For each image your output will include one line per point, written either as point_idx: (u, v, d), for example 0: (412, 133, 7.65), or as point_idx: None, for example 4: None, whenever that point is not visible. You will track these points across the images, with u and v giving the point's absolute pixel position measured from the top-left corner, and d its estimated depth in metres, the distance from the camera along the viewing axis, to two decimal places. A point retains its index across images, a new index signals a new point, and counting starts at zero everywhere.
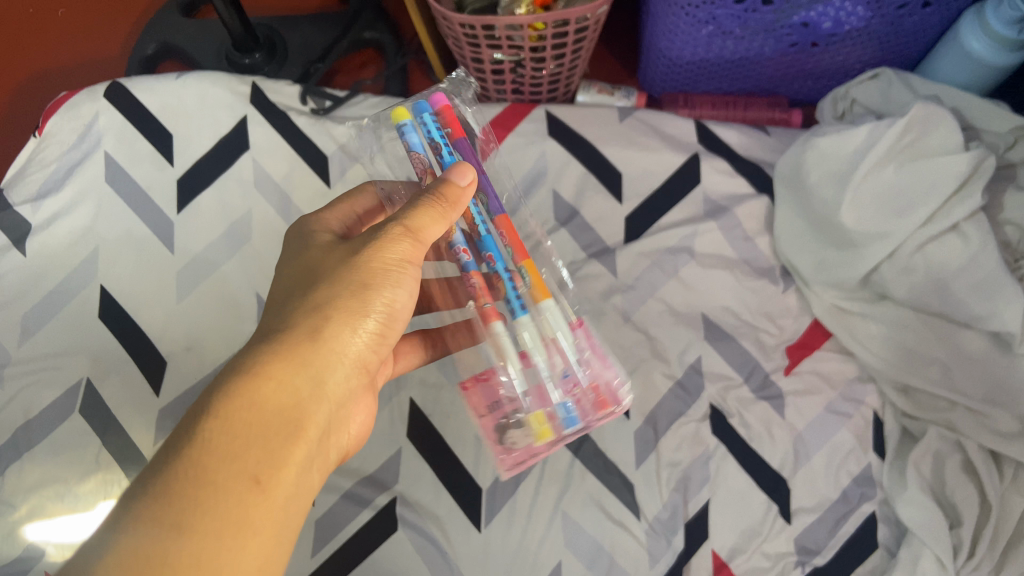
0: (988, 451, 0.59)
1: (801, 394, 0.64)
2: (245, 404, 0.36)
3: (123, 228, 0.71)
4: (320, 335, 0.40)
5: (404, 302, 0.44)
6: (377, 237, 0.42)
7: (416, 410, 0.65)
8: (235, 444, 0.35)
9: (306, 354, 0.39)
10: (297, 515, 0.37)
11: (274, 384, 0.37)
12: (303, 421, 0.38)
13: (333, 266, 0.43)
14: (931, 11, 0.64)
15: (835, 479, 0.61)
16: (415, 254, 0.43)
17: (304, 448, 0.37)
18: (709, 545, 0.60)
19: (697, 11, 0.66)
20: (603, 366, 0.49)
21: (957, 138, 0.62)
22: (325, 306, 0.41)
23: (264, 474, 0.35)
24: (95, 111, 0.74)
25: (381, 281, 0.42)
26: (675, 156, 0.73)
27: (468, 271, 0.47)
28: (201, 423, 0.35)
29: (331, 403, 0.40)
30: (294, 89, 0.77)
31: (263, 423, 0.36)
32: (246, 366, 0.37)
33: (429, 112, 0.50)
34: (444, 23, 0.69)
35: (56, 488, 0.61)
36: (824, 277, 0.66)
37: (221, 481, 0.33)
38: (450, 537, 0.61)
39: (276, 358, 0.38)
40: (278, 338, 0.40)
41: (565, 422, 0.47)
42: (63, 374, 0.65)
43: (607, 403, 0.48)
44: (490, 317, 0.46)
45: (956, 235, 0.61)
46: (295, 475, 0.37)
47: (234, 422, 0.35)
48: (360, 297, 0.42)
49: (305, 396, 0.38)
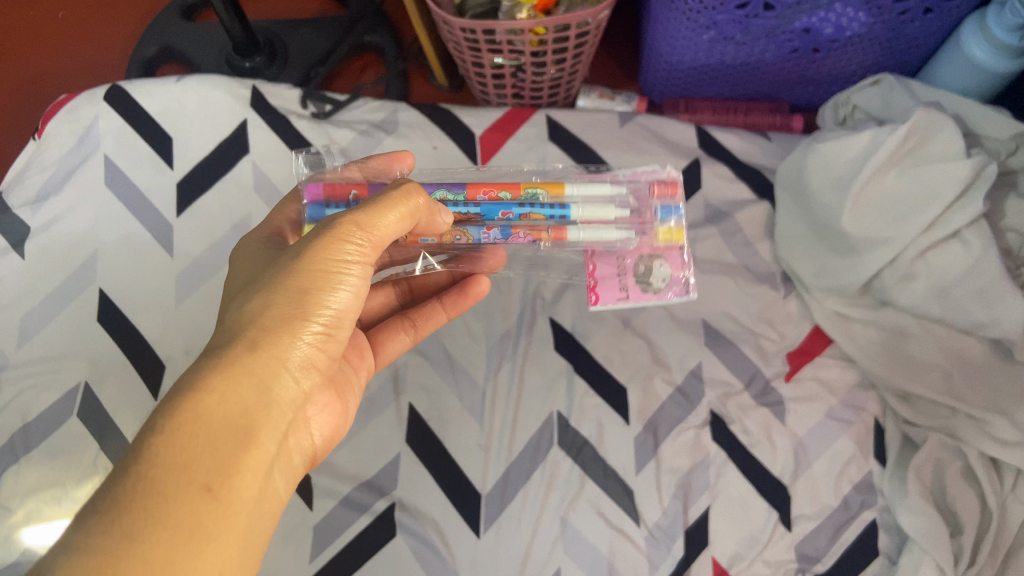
0: (989, 459, 0.59)
1: (802, 401, 0.64)
2: (188, 414, 0.35)
3: (122, 230, 0.70)
4: (262, 342, 0.39)
5: (354, 304, 0.44)
6: (324, 236, 0.42)
7: (415, 414, 0.65)
8: (180, 455, 0.33)
9: (249, 361, 0.38)
10: (258, 523, 0.36)
11: (217, 397, 0.36)
12: (253, 426, 0.37)
13: (276, 271, 0.42)
14: (932, 17, 0.64)
15: (836, 486, 0.61)
16: (365, 251, 0.43)
17: (256, 456, 0.36)
18: (709, 552, 0.59)
19: (697, 16, 0.66)
20: (635, 182, 0.56)
21: (957, 145, 0.62)
22: (270, 313, 0.40)
23: (214, 483, 0.34)
24: (94, 114, 0.74)
25: (331, 282, 0.42)
26: (676, 162, 0.73)
27: (512, 233, 0.53)
28: (146, 438, 0.34)
29: (283, 408, 0.39)
30: (294, 93, 0.76)
31: (211, 433, 0.35)
32: (186, 381, 0.36)
33: (324, 205, 0.52)
34: (444, 28, 0.69)
35: (53, 492, 0.61)
36: (824, 284, 0.66)
37: (170, 493, 0.32)
38: (449, 543, 0.60)
39: (217, 368, 0.37)
40: (220, 350, 0.39)
41: (679, 220, 0.55)
42: (61, 378, 0.65)
43: (669, 185, 0.55)
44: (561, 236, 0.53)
45: (957, 242, 0.61)
46: (249, 482, 0.35)
47: (178, 436, 0.34)
48: (303, 301, 0.41)
49: (252, 402, 0.37)
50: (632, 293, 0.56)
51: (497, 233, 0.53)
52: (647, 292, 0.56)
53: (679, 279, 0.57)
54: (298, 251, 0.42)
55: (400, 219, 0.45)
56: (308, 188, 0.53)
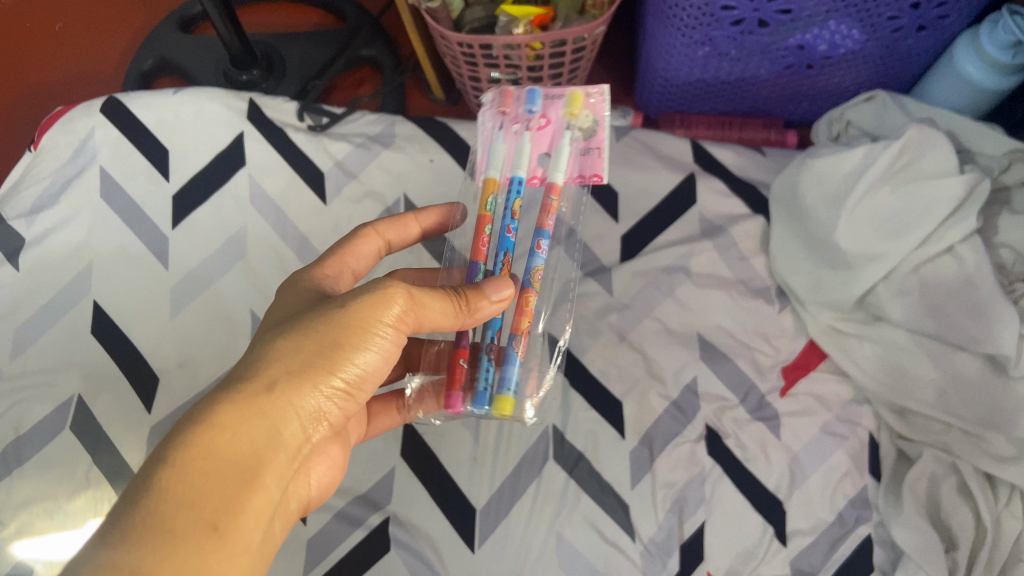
0: (984, 475, 0.59)
1: (797, 416, 0.64)
2: (200, 451, 0.35)
3: (117, 243, 0.70)
4: (281, 385, 0.39)
5: (378, 366, 0.44)
6: (368, 295, 0.42)
7: (410, 429, 0.65)
8: (190, 493, 0.34)
9: (265, 402, 0.38)
10: (254, 567, 0.36)
11: (228, 434, 0.36)
12: (261, 468, 0.37)
13: (307, 315, 0.42)
14: (925, 35, 0.65)
15: (832, 501, 0.61)
16: (404, 318, 0.43)
17: (260, 496, 0.37)
18: (705, 567, 0.59)
19: (692, 33, 0.66)
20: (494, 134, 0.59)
21: (951, 161, 0.62)
22: (291, 358, 0.40)
23: (221, 522, 0.34)
24: (91, 126, 0.74)
25: (363, 343, 0.42)
26: (671, 176, 0.74)
27: (545, 227, 0.53)
28: (157, 470, 0.34)
29: (290, 452, 0.39)
30: (290, 106, 0.77)
31: (219, 473, 0.35)
32: (199, 414, 0.36)
33: (480, 401, 0.51)
34: (441, 42, 0.69)
35: (45, 505, 0.60)
36: (819, 298, 0.66)
37: (177, 529, 0.33)
38: (444, 558, 0.60)
39: (235, 404, 0.37)
40: (239, 385, 0.39)
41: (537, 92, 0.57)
42: (55, 390, 0.65)
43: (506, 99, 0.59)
44: (552, 186, 0.54)
45: (951, 257, 0.61)
46: (253, 522, 0.36)
47: (190, 473, 0.34)
48: (330, 353, 0.41)
49: (262, 444, 0.37)
50: (596, 145, 0.59)
51: (544, 239, 0.53)
52: (595, 133, 0.59)
53: (592, 101, 0.59)
54: (336, 304, 0.42)
55: (448, 310, 0.45)
56: (450, 407, 0.51)
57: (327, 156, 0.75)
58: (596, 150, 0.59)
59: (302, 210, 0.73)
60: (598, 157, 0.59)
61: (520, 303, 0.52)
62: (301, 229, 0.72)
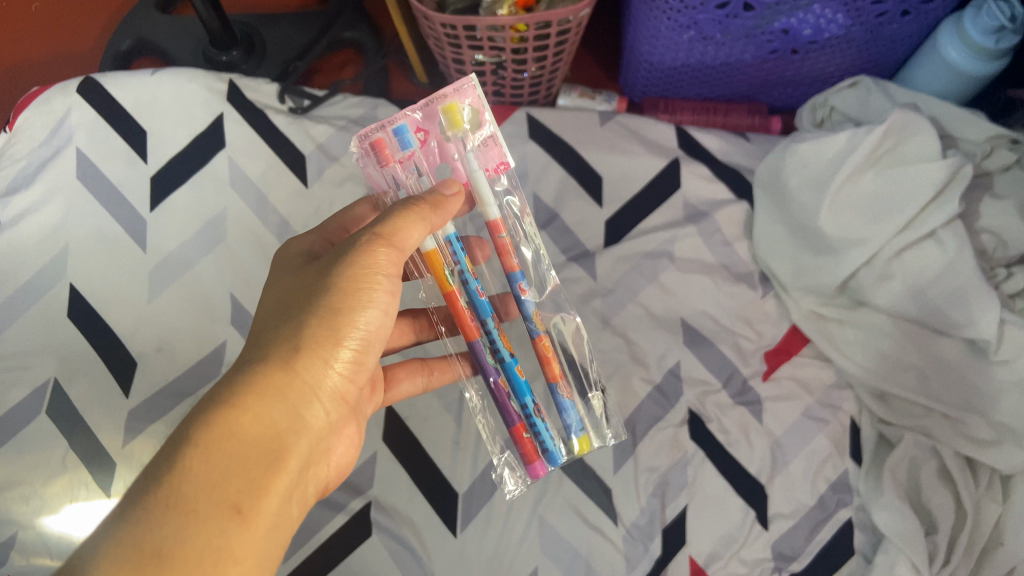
0: (964, 458, 0.60)
1: (778, 401, 0.64)
2: (223, 433, 0.34)
3: (93, 224, 0.69)
4: (296, 365, 0.38)
5: (383, 330, 0.43)
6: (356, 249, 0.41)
7: (393, 413, 0.64)
8: (213, 473, 0.33)
9: (282, 383, 0.38)
10: (276, 548, 0.36)
11: (250, 416, 0.36)
12: (284, 450, 0.37)
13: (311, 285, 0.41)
14: (910, 20, 0.65)
15: (813, 485, 0.61)
16: (394, 265, 0.42)
17: (284, 480, 0.36)
18: (687, 552, 0.59)
19: (678, 15, 0.66)
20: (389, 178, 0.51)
21: (934, 147, 0.62)
22: (301, 335, 0.39)
23: (245, 503, 0.34)
24: (66, 106, 0.72)
25: (363, 303, 0.41)
26: (654, 161, 0.73)
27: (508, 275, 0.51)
28: (181, 450, 0.33)
29: (312, 436, 0.39)
30: (271, 88, 0.76)
31: (242, 454, 0.34)
32: (219, 397, 0.36)
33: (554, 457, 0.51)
34: (426, 23, 0.68)
35: (19, 491, 0.60)
36: (801, 284, 0.67)
37: (200, 509, 0.32)
38: (425, 543, 0.60)
39: (253, 385, 0.37)
40: (256, 368, 0.38)
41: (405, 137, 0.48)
42: (29, 374, 0.64)
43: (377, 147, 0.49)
44: (495, 224, 0.50)
45: (932, 242, 0.61)
46: (276, 505, 0.35)
47: (213, 452, 0.33)
48: (338, 324, 0.40)
49: (284, 427, 0.37)
50: (487, 139, 0.51)
51: (520, 282, 0.51)
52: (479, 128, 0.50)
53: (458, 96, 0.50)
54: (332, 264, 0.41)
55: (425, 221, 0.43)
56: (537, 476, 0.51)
57: (308, 139, 0.74)
58: (489, 140, 0.51)
59: (284, 194, 0.72)
60: (495, 147, 0.51)
61: (544, 353, 0.52)
62: (282, 213, 0.71)
